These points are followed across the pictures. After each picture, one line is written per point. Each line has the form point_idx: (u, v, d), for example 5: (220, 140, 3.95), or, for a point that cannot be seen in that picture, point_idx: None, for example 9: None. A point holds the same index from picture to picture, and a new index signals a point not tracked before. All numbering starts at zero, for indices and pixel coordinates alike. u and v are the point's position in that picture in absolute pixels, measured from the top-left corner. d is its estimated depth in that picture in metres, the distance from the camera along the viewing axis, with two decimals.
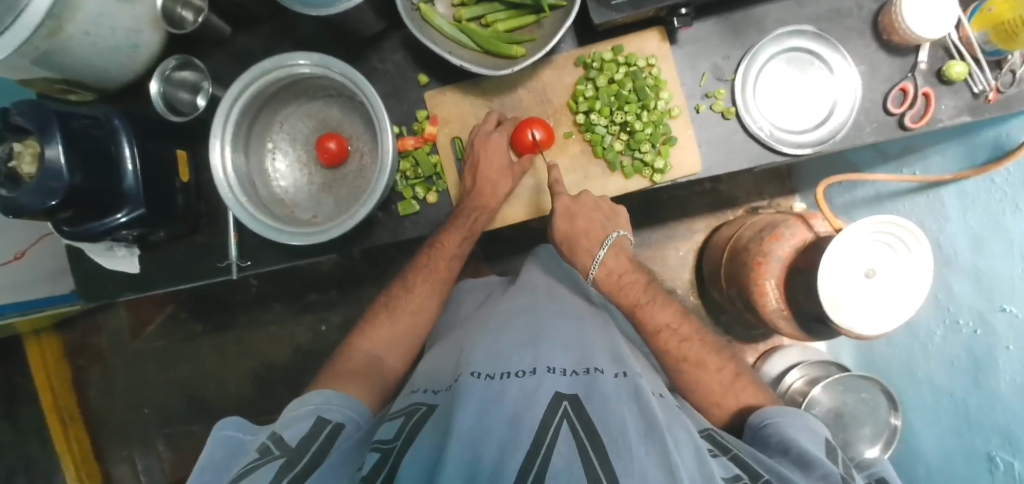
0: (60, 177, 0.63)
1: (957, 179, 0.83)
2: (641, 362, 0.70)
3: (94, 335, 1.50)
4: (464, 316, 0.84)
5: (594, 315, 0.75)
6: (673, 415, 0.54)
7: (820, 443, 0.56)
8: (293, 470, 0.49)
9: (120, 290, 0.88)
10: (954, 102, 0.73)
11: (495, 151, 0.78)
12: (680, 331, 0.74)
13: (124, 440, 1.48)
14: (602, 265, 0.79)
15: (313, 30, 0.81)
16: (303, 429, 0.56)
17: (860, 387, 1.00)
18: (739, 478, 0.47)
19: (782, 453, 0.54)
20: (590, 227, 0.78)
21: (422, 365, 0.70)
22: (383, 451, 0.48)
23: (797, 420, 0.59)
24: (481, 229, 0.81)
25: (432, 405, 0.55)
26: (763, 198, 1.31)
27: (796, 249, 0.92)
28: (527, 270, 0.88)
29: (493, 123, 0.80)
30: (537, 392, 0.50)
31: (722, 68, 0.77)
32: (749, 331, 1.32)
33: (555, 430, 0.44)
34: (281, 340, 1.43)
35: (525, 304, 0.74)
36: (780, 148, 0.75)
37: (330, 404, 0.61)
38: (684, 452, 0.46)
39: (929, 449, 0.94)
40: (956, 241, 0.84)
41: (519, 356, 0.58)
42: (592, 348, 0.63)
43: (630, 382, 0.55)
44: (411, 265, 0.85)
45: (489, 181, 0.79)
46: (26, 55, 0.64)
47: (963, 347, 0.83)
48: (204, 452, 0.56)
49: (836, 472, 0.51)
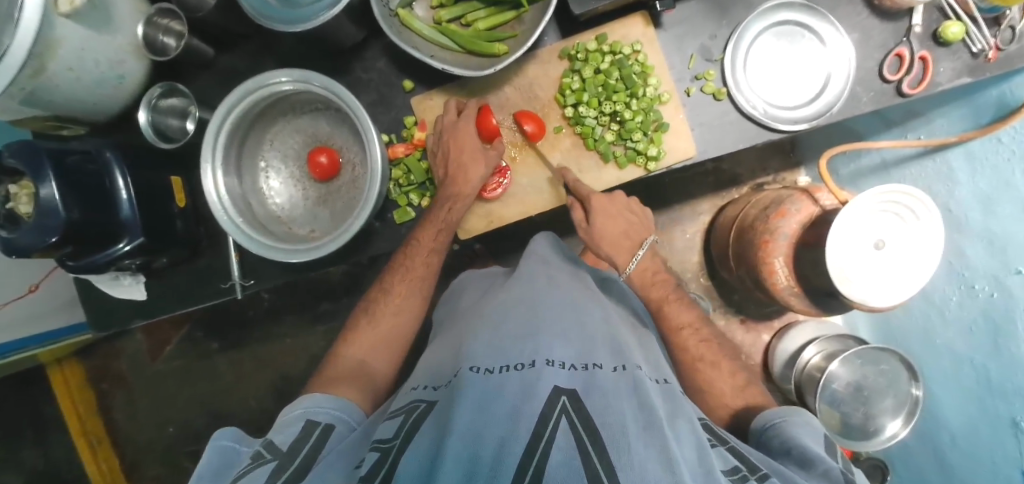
0: (57, 215, 0.63)
1: (962, 141, 0.81)
2: (644, 347, 0.69)
3: (114, 359, 1.53)
4: (469, 304, 0.81)
5: (593, 303, 0.71)
6: (675, 405, 0.53)
7: (821, 439, 0.55)
8: (287, 471, 0.50)
9: (131, 317, 0.89)
10: (952, 64, 0.71)
11: (465, 138, 0.77)
12: (702, 332, 0.77)
13: (152, 459, 1.51)
14: (640, 265, 0.82)
15: (295, 44, 0.81)
16: (292, 433, 0.56)
17: (878, 359, 0.98)
18: (738, 471, 0.47)
19: (786, 454, 0.54)
20: (626, 228, 0.82)
21: (421, 359, 0.69)
22: (383, 450, 0.46)
23: (799, 420, 0.58)
24: (458, 219, 0.80)
25: (431, 401, 0.53)
26: (767, 174, 1.29)
27: (803, 224, 0.90)
28: (528, 260, 0.82)
29: (454, 112, 0.79)
30: (535, 385, 0.48)
31: (710, 48, 0.75)
32: (761, 309, 1.31)
33: (554, 425, 0.42)
34: (295, 351, 1.44)
35: (523, 292, 0.71)
36: (775, 126, 0.73)
37: (319, 406, 0.61)
38: (686, 442, 0.46)
39: (953, 418, 0.92)
40: (966, 204, 0.82)
41: (519, 349, 0.55)
42: (593, 337, 0.61)
43: (630, 375, 0.54)
44: (389, 267, 0.83)
45: (461, 166, 0.77)
46: (13, 96, 0.64)
47: (980, 312, 0.81)
48: (201, 462, 0.55)
49: (837, 468, 0.50)
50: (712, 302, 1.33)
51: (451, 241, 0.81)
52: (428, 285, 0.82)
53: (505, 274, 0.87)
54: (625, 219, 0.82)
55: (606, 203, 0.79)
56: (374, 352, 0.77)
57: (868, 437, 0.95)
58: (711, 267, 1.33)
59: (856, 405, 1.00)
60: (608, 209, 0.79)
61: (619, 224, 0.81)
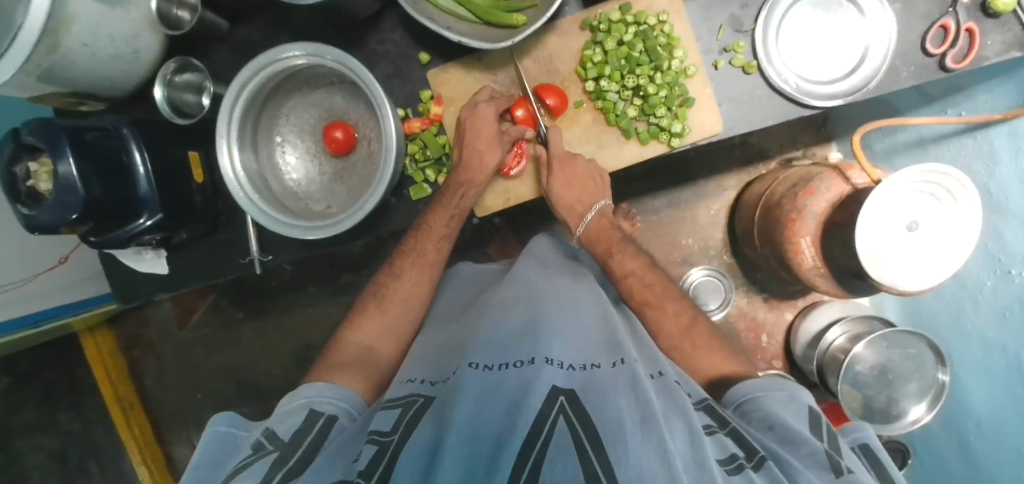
0: (76, 191, 0.64)
1: (1006, 118, 0.76)
2: (638, 342, 0.67)
3: (145, 327, 1.58)
4: (458, 308, 0.78)
5: (590, 304, 0.69)
6: (671, 396, 0.51)
7: (803, 413, 0.55)
8: (288, 463, 0.50)
9: (154, 290, 0.92)
10: (1002, 37, 0.66)
11: (484, 122, 0.75)
12: (645, 278, 0.79)
13: (183, 423, 1.59)
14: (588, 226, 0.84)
15: (309, 16, 0.79)
16: (296, 423, 0.56)
17: (906, 343, 0.94)
18: (733, 459, 0.44)
19: (769, 430, 0.53)
20: (580, 194, 0.80)
21: (428, 346, 0.68)
22: (381, 445, 0.45)
23: (779, 393, 0.57)
24: (470, 205, 0.80)
25: (429, 397, 0.52)
26: (797, 149, 1.24)
27: (833, 203, 0.86)
28: (523, 259, 0.81)
29: (486, 96, 0.77)
30: (533, 382, 0.46)
31: (741, 18, 0.71)
32: (785, 288, 1.27)
33: (551, 427, 0.41)
34: (317, 321, 1.47)
35: (522, 291, 0.69)
36: (807, 101, 0.69)
37: (322, 396, 0.61)
38: (682, 438, 0.43)
39: (978, 405, 0.90)
40: (1008, 186, 0.78)
41: (518, 346, 0.54)
42: (593, 339, 0.59)
43: (629, 369, 0.51)
44: (399, 249, 0.83)
45: (476, 153, 0.76)
46: (30, 74, 0.64)
47: (1015, 299, 0.79)
48: (200, 445, 0.56)
49: (822, 450, 0.48)
50: (734, 280, 1.30)
51: (464, 225, 0.81)
52: (439, 272, 0.83)
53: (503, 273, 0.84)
54: (581, 185, 0.79)
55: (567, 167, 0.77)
56: (384, 331, 0.77)
57: (890, 420, 0.95)
58: (735, 244, 1.29)
59: (879, 389, 0.99)
60: (568, 173, 0.77)
61: (576, 191, 0.79)
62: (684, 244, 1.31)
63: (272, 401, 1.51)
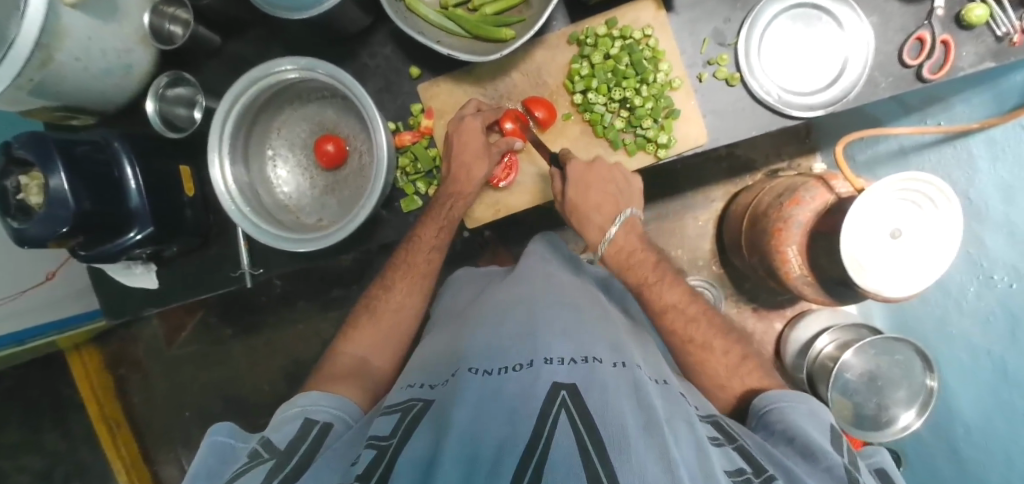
0: (66, 205, 0.64)
1: (984, 128, 0.78)
2: (637, 344, 0.68)
3: (132, 344, 1.56)
4: (457, 308, 0.78)
5: (593, 305, 0.70)
6: (675, 404, 0.52)
7: (826, 429, 0.54)
8: (284, 470, 0.49)
9: (141, 305, 0.91)
10: (975, 49, 0.68)
11: (471, 135, 0.76)
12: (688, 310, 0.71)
13: (170, 442, 1.55)
14: (613, 244, 0.77)
15: (300, 32, 0.80)
16: (291, 432, 0.55)
17: (892, 349, 0.96)
18: (742, 473, 0.44)
19: (788, 443, 0.52)
20: (602, 201, 0.76)
21: (421, 353, 0.68)
22: (380, 448, 0.45)
23: (803, 407, 0.56)
24: (460, 216, 0.80)
25: (428, 400, 0.52)
26: (782, 160, 1.26)
27: (818, 212, 0.88)
28: (528, 261, 0.82)
29: (474, 109, 0.78)
30: (535, 384, 0.47)
31: (723, 32, 0.73)
32: (773, 297, 1.29)
33: (553, 423, 0.41)
34: (308, 337, 1.46)
35: (520, 294, 0.69)
36: (790, 112, 0.71)
37: (318, 404, 0.61)
38: (684, 441, 0.44)
39: (967, 409, 0.91)
40: (987, 193, 0.80)
41: (515, 350, 0.55)
42: (592, 334, 0.60)
43: (630, 372, 0.52)
44: (389, 263, 0.83)
45: (464, 166, 0.77)
46: (22, 88, 0.64)
47: (998, 303, 0.80)
48: (196, 458, 0.55)
49: (841, 464, 0.47)
50: (723, 290, 1.31)
51: (454, 236, 0.82)
52: (431, 282, 0.82)
53: (503, 272, 0.84)
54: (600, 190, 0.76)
55: (584, 172, 0.75)
56: (380, 341, 0.78)
57: (879, 427, 0.95)
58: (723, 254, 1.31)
59: (869, 395, 1.00)
60: (586, 179, 0.75)
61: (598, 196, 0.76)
62: (674, 254, 1.33)
63: (261, 418, 1.49)
